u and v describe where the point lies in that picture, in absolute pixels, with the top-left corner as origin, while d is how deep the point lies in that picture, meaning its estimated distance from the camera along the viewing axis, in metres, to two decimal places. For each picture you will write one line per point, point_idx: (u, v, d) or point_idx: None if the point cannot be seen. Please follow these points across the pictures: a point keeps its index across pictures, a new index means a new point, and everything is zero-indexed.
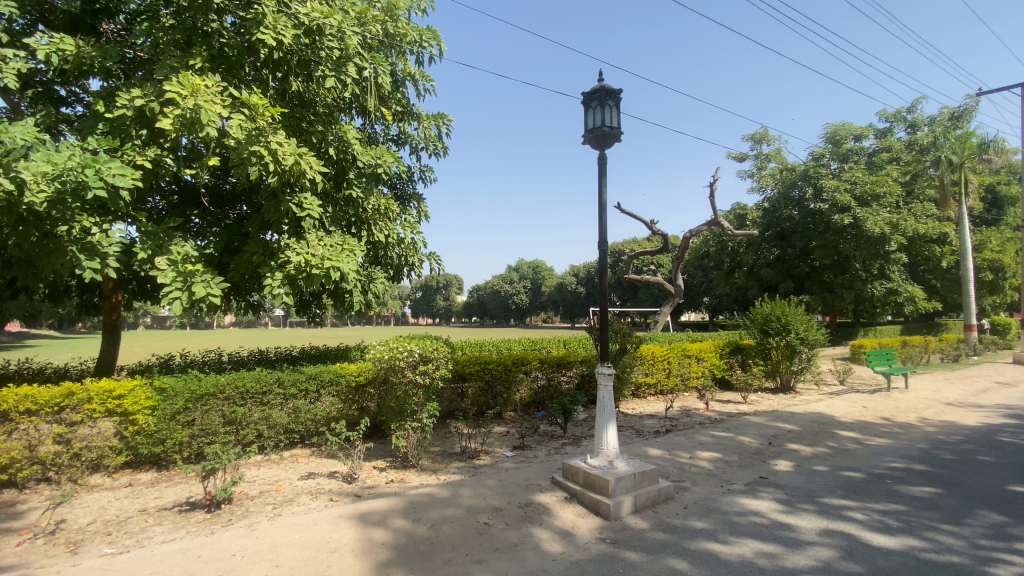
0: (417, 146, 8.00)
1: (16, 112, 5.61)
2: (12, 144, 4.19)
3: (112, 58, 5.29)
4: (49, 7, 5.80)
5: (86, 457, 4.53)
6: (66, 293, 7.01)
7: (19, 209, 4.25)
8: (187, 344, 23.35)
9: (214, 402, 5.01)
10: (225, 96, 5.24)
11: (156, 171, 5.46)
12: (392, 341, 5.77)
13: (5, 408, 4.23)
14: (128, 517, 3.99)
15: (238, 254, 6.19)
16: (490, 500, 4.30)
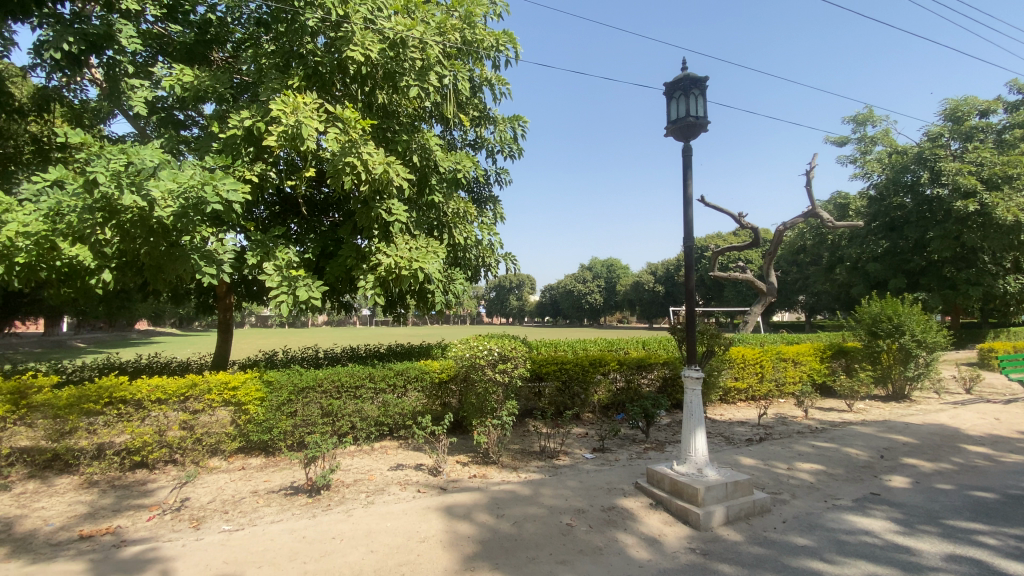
0: (493, 149, 8.15)
1: (145, 137, 6.38)
2: (143, 165, 4.64)
3: (224, 84, 5.88)
4: (170, 42, 6.54)
5: (206, 441, 5.06)
6: (187, 295, 7.90)
7: (150, 222, 4.81)
8: (287, 341, 25.52)
9: (313, 395, 5.41)
10: (321, 112, 5.64)
11: (262, 184, 6.01)
12: (472, 339, 5.89)
13: (140, 397, 4.79)
14: (243, 498, 4.42)
15: (331, 258, 6.66)
16: (572, 502, 4.26)
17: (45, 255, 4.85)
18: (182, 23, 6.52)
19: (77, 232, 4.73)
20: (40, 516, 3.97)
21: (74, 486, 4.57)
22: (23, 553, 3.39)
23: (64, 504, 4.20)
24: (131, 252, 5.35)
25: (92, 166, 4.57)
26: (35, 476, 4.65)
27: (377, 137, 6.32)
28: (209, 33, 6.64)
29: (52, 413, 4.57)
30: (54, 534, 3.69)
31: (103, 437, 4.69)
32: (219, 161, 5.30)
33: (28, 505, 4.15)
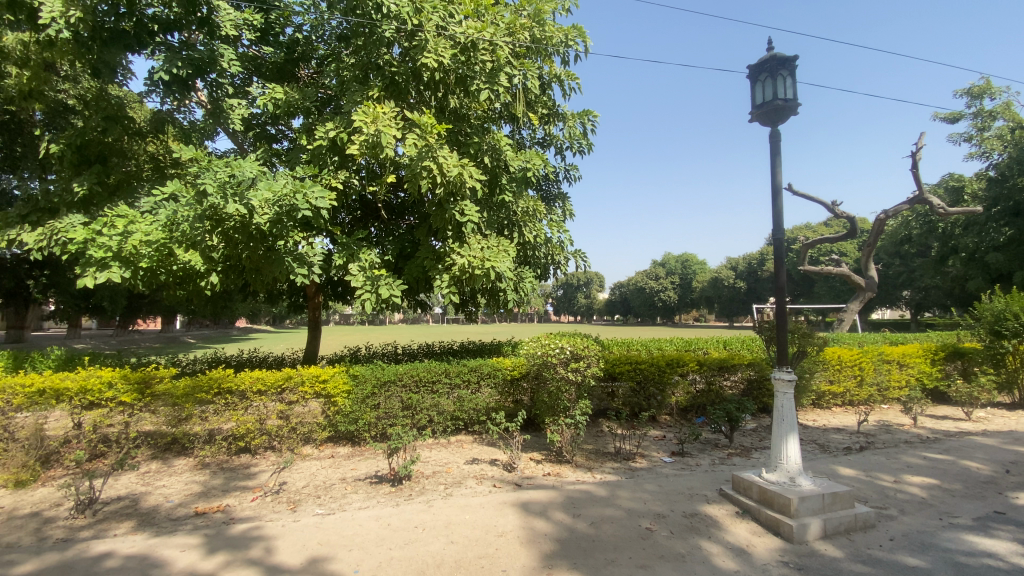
0: (562, 146, 8.09)
1: (243, 151, 6.96)
2: (243, 177, 5.08)
3: (311, 98, 6.29)
4: (262, 61, 7.08)
5: (300, 429, 5.47)
6: (280, 295, 8.56)
7: (251, 228, 5.26)
8: (368, 338, 26.93)
9: (394, 388, 5.68)
10: (398, 119, 5.88)
11: (345, 190, 6.37)
12: (545, 337, 5.89)
13: (244, 388, 5.23)
14: (333, 484, 4.73)
15: (409, 259, 6.95)
16: (651, 506, 4.14)
17: (164, 260, 5.42)
18: (272, 44, 7.05)
19: (190, 239, 5.26)
20: (163, 493, 4.46)
21: (189, 467, 5.09)
22: (151, 525, 3.83)
23: (182, 483, 4.69)
24: (234, 256, 5.87)
25: (202, 179, 5.07)
26: (158, 457, 5.22)
27: (450, 141, 6.49)
28: (296, 52, 7.14)
29: (171, 401, 5.08)
30: (175, 509, 4.14)
31: (213, 424, 5.18)
32: (308, 170, 5.68)
33: (153, 483, 4.67)
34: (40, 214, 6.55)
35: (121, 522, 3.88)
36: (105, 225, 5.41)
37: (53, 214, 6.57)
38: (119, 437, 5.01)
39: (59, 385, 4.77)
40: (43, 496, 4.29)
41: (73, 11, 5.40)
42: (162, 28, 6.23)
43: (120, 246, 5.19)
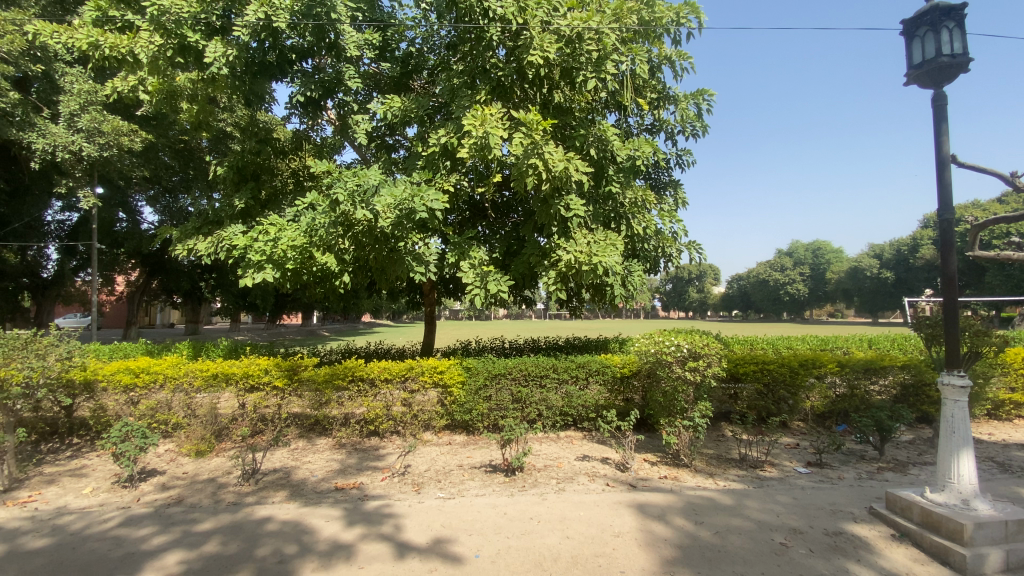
0: (673, 131, 7.69)
1: (366, 161, 7.59)
2: (369, 185, 5.55)
3: (424, 107, 6.66)
4: (380, 77, 7.63)
5: (421, 417, 5.85)
6: (399, 292, 9.24)
7: (375, 232, 5.71)
8: (481, 332, 28.08)
9: (505, 381, 5.84)
10: (505, 120, 5.97)
11: (456, 192, 6.66)
12: (658, 333, 5.65)
13: (373, 376, 5.72)
14: (451, 470, 4.99)
15: (516, 256, 7.10)
16: (785, 520, 3.77)
17: (306, 263, 6.07)
18: (389, 59, 7.57)
19: (326, 243, 5.86)
20: (309, 468, 5.04)
21: (329, 446, 5.68)
22: (300, 495, 4.34)
23: (324, 460, 5.26)
24: (362, 258, 6.42)
25: (334, 189, 5.62)
26: (304, 436, 5.89)
27: (556, 136, 6.47)
28: (410, 64, 7.55)
29: (314, 386, 5.70)
30: (319, 483, 4.65)
31: (348, 408, 5.74)
32: (423, 175, 6.03)
33: (301, 459, 5.29)
34: (209, 227, 7.67)
35: (277, 491, 4.45)
36: (259, 233, 6.22)
37: (218, 226, 7.63)
38: (273, 417, 5.74)
39: (228, 370, 5.57)
40: (218, 465, 5.05)
41: (231, 50, 6.27)
42: (298, 55, 6.96)
43: (272, 251, 5.92)
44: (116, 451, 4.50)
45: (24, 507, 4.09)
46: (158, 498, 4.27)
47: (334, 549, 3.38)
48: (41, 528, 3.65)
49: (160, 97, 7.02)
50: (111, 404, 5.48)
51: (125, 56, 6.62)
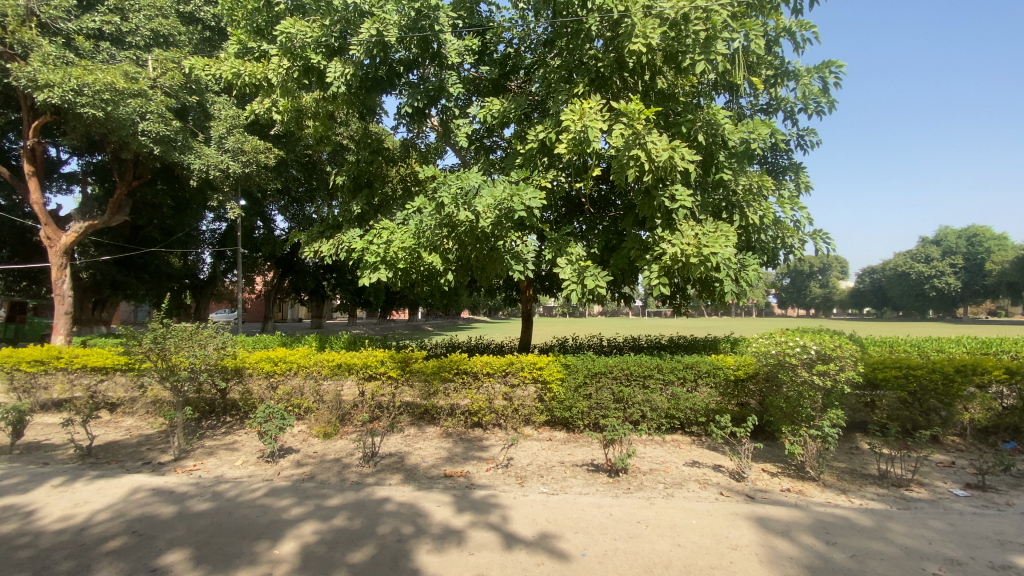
0: (793, 109, 7.01)
1: (467, 163, 7.84)
2: (470, 186, 5.72)
3: (523, 106, 6.70)
4: (480, 80, 7.84)
5: (522, 411, 5.93)
6: (498, 289, 9.47)
7: (475, 231, 5.87)
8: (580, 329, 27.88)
9: (606, 380, 5.73)
10: (604, 112, 5.82)
11: (554, 188, 6.63)
12: (777, 334, 5.18)
13: (476, 370, 5.91)
14: (554, 466, 5.00)
15: (617, 251, 6.93)
16: (940, 549, 3.27)
17: (415, 262, 6.44)
18: (488, 62, 7.74)
19: (431, 244, 6.15)
20: (420, 454, 5.34)
21: (437, 434, 5.98)
22: (413, 479, 4.62)
23: (433, 447, 5.54)
24: (464, 257, 6.64)
25: (439, 192, 5.88)
26: (415, 424, 6.26)
27: (659, 125, 6.19)
28: (507, 65, 7.66)
29: (423, 377, 6.02)
30: (430, 469, 4.91)
31: (454, 399, 6.00)
32: (521, 173, 6.07)
33: (412, 445, 5.64)
34: (330, 231, 8.42)
35: (392, 474, 4.77)
36: (374, 236, 6.70)
37: (337, 230, 8.35)
38: (388, 404, 6.15)
39: (350, 360, 6.07)
40: (342, 447, 5.55)
41: (348, 68, 6.80)
42: (405, 67, 7.38)
43: (385, 252, 6.36)
44: (261, 430, 5.13)
45: (192, 473, 4.82)
46: (294, 473, 4.80)
47: (445, 534, 3.54)
48: (205, 493, 4.27)
49: (289, 116, 7.83)
50: (256, 387, 6.22)
51: (261, 81, 7.46)
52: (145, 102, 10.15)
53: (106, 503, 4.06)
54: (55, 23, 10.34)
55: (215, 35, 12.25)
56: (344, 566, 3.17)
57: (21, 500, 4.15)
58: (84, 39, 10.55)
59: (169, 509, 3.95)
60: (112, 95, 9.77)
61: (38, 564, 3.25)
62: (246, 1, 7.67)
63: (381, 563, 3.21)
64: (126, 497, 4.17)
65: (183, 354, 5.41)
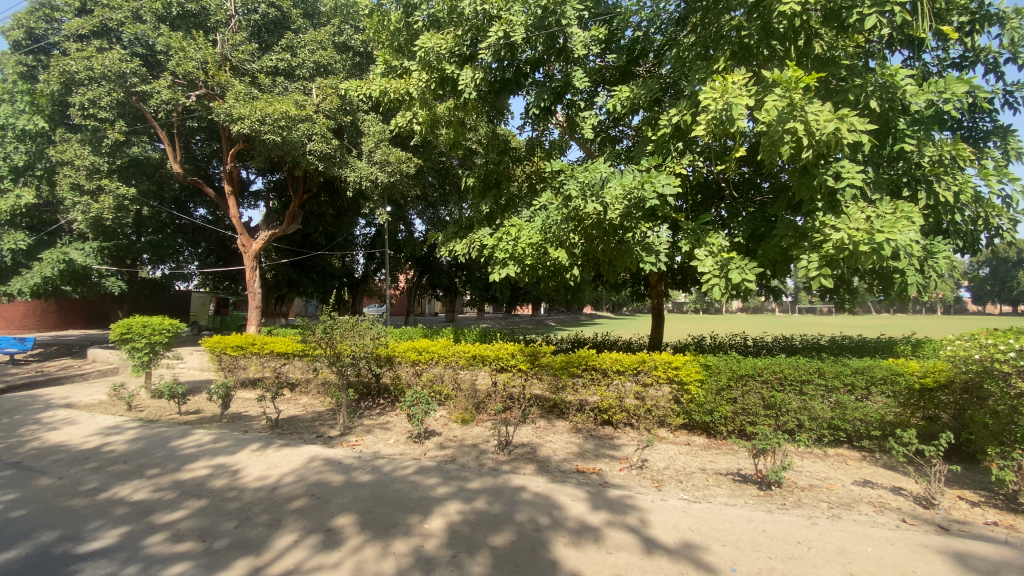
0: (998, 60, 5.71)
1: (593, 156, 7.69)
2: (598, 177, 5.59)
3: (655, 91, 6.32)
4: (607, 69, 7.61)
5: (656, 412, 5.67)
6: (626, 284, 9.19)
7: (605, 224, 5.70)
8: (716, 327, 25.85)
9: (753, 383, 5.21)
10: (750, 86, 5.27)
11: (690, 175, 6.20)
12: (983, 336, 4.27)
13: (607, 367, 5.77)
14: (694, 472, 4.70)
15: (763, 241, 6.27)
16: None
17: (541, 258, 6.41)
18: (615, 50, 7.51)
19: (558, 239, 6.12)
20: (552, 447, 5.39)
21: (567, 428, 5.99)
22: (547, 471, 4.68)
23: (564, 441, 5.56)
24: (591, 250, 6.52)
25: (567, 185, 5.83)
26: (545, 416, 6.34)
27: (819, 94, 5.45)
28: (636, 50, 7.34)
29: (552, 371, 6.01)
30: (562, 462, 4.93)
31: (583, 395, 5.92)
32: (654, 160, 5.78)
33: (544, 437, 5.71)
34: (463, 231, 8.84)
35: (526, 464, 4.89)
36: (502, 233, 6.85)
37: (469, 229, 8.74)
38: (519, 396, 6.20)
39: (483, 351, 6.28)
40: (478, 434, 5.84)
41: (478, 74, 7.11)
42: (531, 66, 7.48)
43: (513, 248, 6.48)
44: (409, 413, 5.63)
45: (354, 448, 5.46)
46: (438, 455, 5.17)
47: (582, 529, 3.52)
48: (365, 466, 4.80)
49: (426, 125, 8.39)
50: (403, 373, 6.82)
51: (403, 95, 8.10)
52: (311, 125, 11.80)
53: (290, 468, 4.78)
54: (244, 65, 12.39)
55: (364, 59, 13.56)
56: (487, 548, 3.32)
57: (230, 460, 5.06)
58: (265, 76, 12.50)
59: (337, 478, 4.51)
60: (287, 122, 11.45)
61: (244, 515, 3.92)
62: (390, 23, 8.40)
63: (520, 549, 3.29)
64: (305, 464, 4.86)
65: (347, 343, 6.15)
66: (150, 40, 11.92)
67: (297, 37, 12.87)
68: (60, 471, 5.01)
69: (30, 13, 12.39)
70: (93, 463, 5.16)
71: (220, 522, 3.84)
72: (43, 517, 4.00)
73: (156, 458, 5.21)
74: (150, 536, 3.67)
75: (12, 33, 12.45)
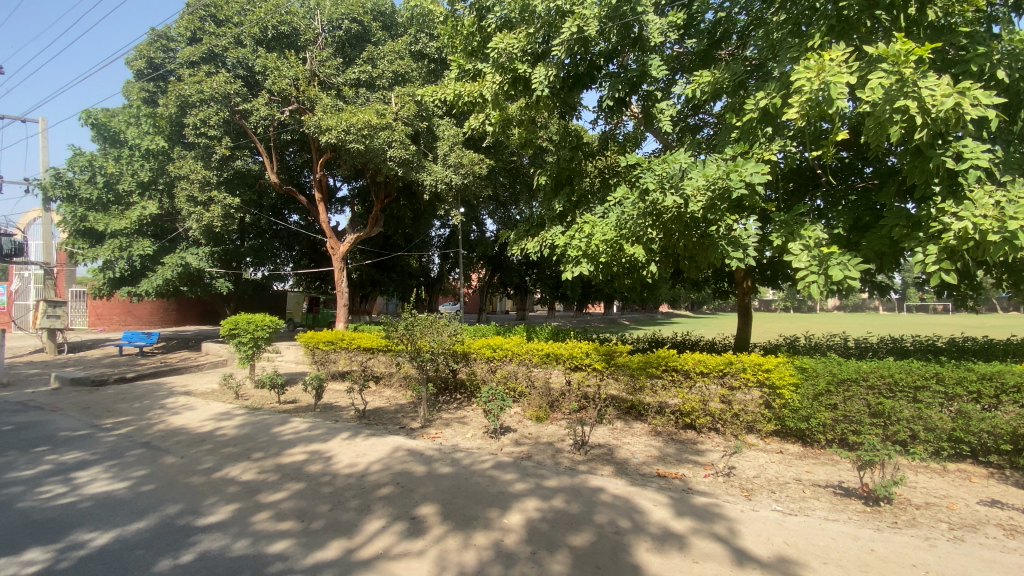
0: None
1: (671, 147, 7.38)
2: (678, 170, 5.36)
3: (739, 74, 5.93)
4: (685, 56, 7.26)
5: (744, 418, 5.34)
6: (707, 281, 8.75)
7: (685, 217, 5.44)
8: (809, 327, 23.88)
9: (857, 389, 4.75)
10: (851, 62, 4.81)
11: (780, 163, 5.76)
12: None
13: (689, 368, 5.51)
14: (788, 482, 4.37)
15: (867, 232, 5.70)
16: None
17: (617, 255, 6.25)
18: (695, 35, 7.15)
19: (635, 234, 5.93)
20: (630, 449, 5.25)
21: (646, 431, 5.79)
22: (625, 473, 4.56)
23: (643, 444, 5.39)
24: (669, 246, 6.26)
25: (644, 179, 5.63)
26: (622, 417, 6.18)
27: (934, 66, 4.88)
28: (718, 33, 6.93)
29: (629, 371, 5.83)
30: (641, 466, 4.79)
31: (663, 397, 5.71)
32: (739, 149, 5.46)
33: (621, 439, 5.57)
34: (535, 229, 8.80)
35: (604, 465, 4.80)
36: (576, 230, 6.75)
37: (541, 227, 8.70)
38: (594, 396, 6.08)
39: (558, 350, 6.22)
40: (554, 432, 5.83)
41: (551, 71, 7.08)
42: (605, 59, 7.31)
43: (587, 246, 6.36)
44: (485, 408, 5.74)
45: (435, 440, 5.66)
46: (514, 451, 5.22)
47: (665, 535, 3.40)
48: (445, 458, 4.95)
49: (499, 126, 8.48)
50: (479, 370, 6.95)
51: (477, 98, 8.24)
52: (390, 133, 12.37)
53: (376, 457, 5.04)
54: (330, 80, 13.24)
55: (438, 65, 14.07)
56: (567, 547, 3.30)
57: (324, 447, 5.44)
58: (349, 88, 13.29)
59: (419, 468, 4.69)
60: (369, 130, 12.10)
61: (336, 499, 4.20)
62: (463, 28, 8.58)
63: (601, 551, 3.24)
64: (390, 454, 5.11)
65: (426, 339, 6.39)
66: (250, 62, 13.07)
67: (376, 49, 13.57)
68: (181, 451, 5.64)
69: (151, 45, 14.00)
70: (209, 445, 5.76)
71: (316, 504, 4.14)
72: (169, 492, 4.53)
73: (260, 443, 5.71)
74: (256, 514, 4.03)
75: (138, 64, 14.14)
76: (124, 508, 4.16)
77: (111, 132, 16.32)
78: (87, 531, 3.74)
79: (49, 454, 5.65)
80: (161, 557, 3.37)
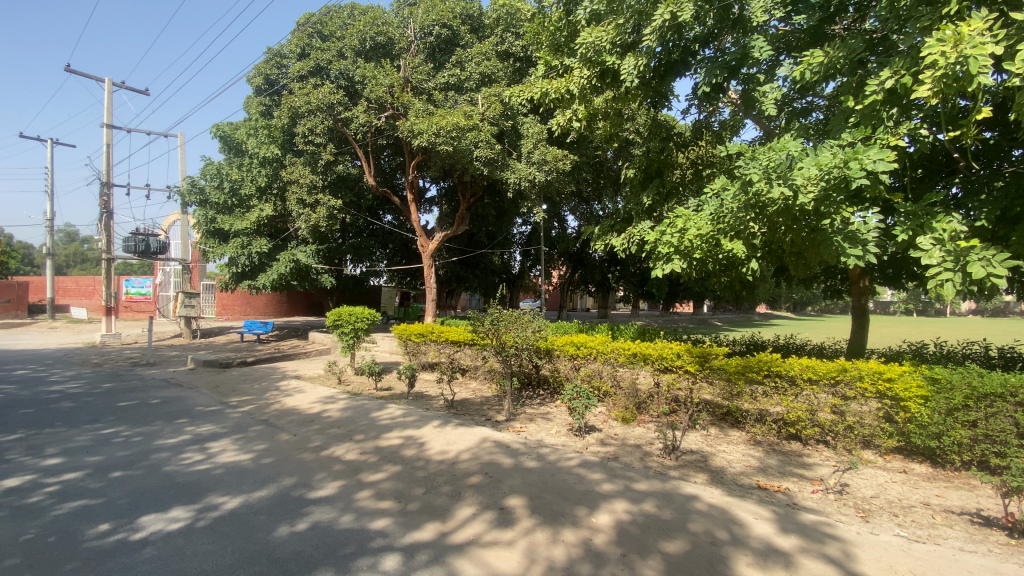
0: None
1: (774, 134, 6.83)
2: (785, 159, 4.93)
3: (858, 51, 5.35)
4: (793, 34, 6.67)
5: (859, 431, 4.86)
6: (816, 278, 7.99)
7: (794, 210, 4.98)
8: (938, 335, 20.98)
9: (1003, 406, 4.10)
10: (999, 29, 4.14)
11: (907, 147, 5.13)
12: None
13: (795, 374, 5.09)
14: (914, 506, 3.89)
15: (1019, 225, 4.92)
16: None
17: (713, 251, 5.98)
18: (805, 9, 6.44)
19: (735, 228, 5.56)
20: (726, 458, 4.96)
21: (743, 440, 5.44)
22: (721, 483, 4.33)
23: (740, 453, 5.08)
24: (775, 241, 5.82)
25: (746, 170, 5.24)
26: (716, 424, 5.84)
27: None
28: (833, 6, 6.21)
29: (725, 376, 5.49)
30: (740, 475, 4.51)
31: (764, 404, 5.32)
32: (859, 134, 4.93)
33: (716, 446, 5.28)
34: (621, 225, 8.52)
35: (697, 472, 4.59)
36: (666, 225, 6.48)
37: (627, 223, 8.42)
38: (685, 399, 5.78)
39: (646, 350, 5.96)
40: (641, 434, 5.68)
41: (641, 61, 6.81)
42: (701, 44, 6.94)
43: (679, 242, 6.10)
44: (570, 406, 5.70)
45: (520, 433, 5.75)
46: (600, 451, 5.16)
47: (769, 551, 3.19)
48: (531, 453, 5.00)
49: (585, 121, 8.39)
50: (562, 367, 6.92)
51: (564, 94, 8.20)
52: (477, 134, 12.66)
53: (465, 446, 5.23)
54: (422, 84, 13.80)
55: (523, 63, 14.34)
56: (659, 553, 3.20)
57: (417, 433, 5.74)
58: (439, 92, 13.80)
59: (507, 460, 4.79)
60: (457, 132, 12.43)
61: (429, 484, 4.41)
62: (551, 25, 8.55)
63: (696, 560, 3.11)
64: (479, 444, 5.27)
65: (511, 334, 6.54)
66: (351, 72, 14.00)
67: (465, 52, 14.02)
68: (294, 430, 6.23)
69: (267, 62, 15.48)
70: (317, 425, 6.32)
71: (412, 487, 4.38)
72: (285, 465, 5.03)
73: (361, 426, 6.15)
74: (359, 491, 4.35)
75: (257, 80, 15.69)
76: (249, 477, 4.70)
77: (235, 143, 18.32)
78: (220, 495, 4.27)
79: (188, 425, 6.51)
80: (281, 523, 3.75)
